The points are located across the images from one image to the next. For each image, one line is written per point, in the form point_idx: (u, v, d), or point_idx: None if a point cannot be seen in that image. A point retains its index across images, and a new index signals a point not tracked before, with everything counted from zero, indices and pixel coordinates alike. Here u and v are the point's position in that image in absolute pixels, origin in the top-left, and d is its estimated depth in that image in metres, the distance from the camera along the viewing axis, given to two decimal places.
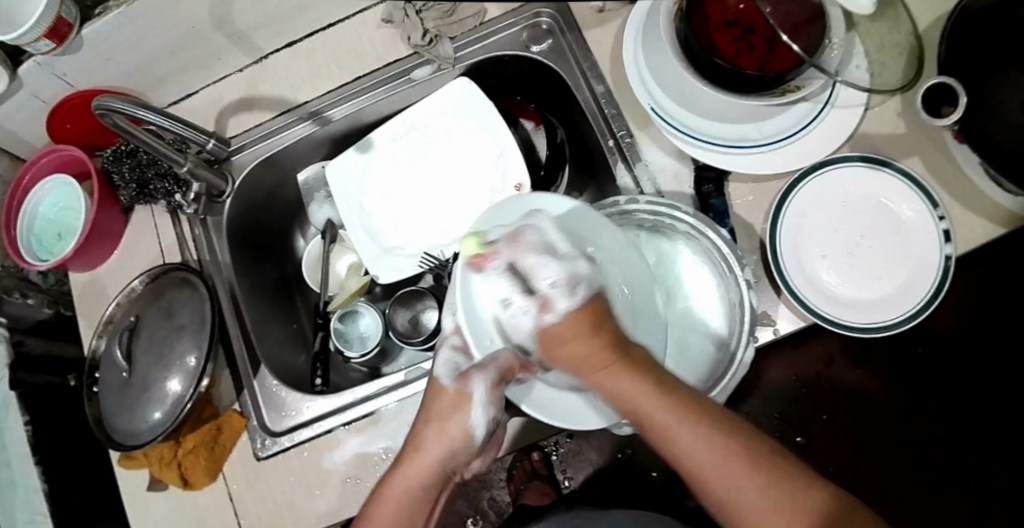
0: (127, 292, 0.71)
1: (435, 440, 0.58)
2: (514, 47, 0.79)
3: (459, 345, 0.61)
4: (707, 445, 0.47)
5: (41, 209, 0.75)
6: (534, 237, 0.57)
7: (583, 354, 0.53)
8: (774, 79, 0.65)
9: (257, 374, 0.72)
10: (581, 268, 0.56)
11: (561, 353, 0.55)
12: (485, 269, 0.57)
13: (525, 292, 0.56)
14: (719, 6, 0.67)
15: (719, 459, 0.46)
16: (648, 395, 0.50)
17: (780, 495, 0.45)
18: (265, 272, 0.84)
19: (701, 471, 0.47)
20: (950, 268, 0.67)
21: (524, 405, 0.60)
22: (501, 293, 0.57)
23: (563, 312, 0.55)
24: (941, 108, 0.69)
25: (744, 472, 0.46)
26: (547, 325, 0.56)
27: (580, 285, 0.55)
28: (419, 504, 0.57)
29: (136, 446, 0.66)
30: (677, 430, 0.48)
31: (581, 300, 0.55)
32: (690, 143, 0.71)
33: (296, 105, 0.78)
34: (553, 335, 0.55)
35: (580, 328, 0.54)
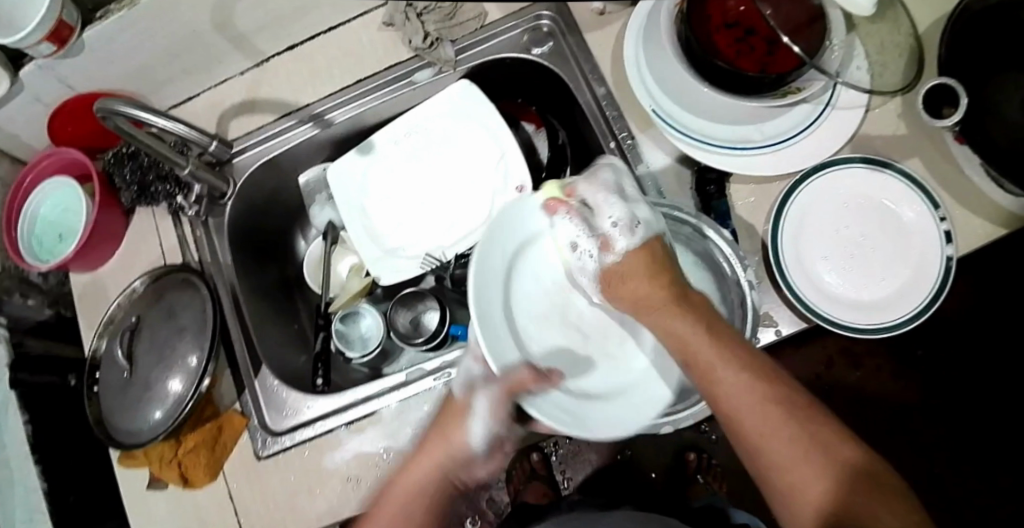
0: (128, 292, 0.71)
1: (437, 446, 0.60)
2: (514, 50, 0.79)
3: (478, 357, 0.62)
4: (750, 389, 0.50)
5: (42, 210, 0.75)
6: (605, 180, 0.60)
7: (644, 290, 0.58)
8: (774, 81, 0.65)
9: (257, 374, 0.72)
10: (640, 212, 0.59)
11: (624, 288, 0.59)
12: (556, 213, 0.62)
13: (589, 232, 0.61)
14: (720, 9, 0.67)
15: (753, 398, 0.50)
16: (696, 336, 0.54)
17: (804, 434, 0.48)
18: (267, 273, 0.84)
19: (735, 410, 0.51)
20: (951, 268, 0.67)
21: (533, 409, 0.56)
22: (570, 236, 0.62)
23: (624, 251, 0.59)
24: (941, 109, 0.69)
25: (780, 418, 0.49)
26: (609, 263, 0.60)
27: (640, 228, 0.59)
28: (417, 511, 0.58)
29: (136, 445, 0.66)
30: (722, 373, 0.52)
31: (641, 241, 0.58)
32: (690, 144, 0.71)
33: (297, 107, 0.79)
34: (615, 274, 0.60)
35: (641, 266, 0.58)
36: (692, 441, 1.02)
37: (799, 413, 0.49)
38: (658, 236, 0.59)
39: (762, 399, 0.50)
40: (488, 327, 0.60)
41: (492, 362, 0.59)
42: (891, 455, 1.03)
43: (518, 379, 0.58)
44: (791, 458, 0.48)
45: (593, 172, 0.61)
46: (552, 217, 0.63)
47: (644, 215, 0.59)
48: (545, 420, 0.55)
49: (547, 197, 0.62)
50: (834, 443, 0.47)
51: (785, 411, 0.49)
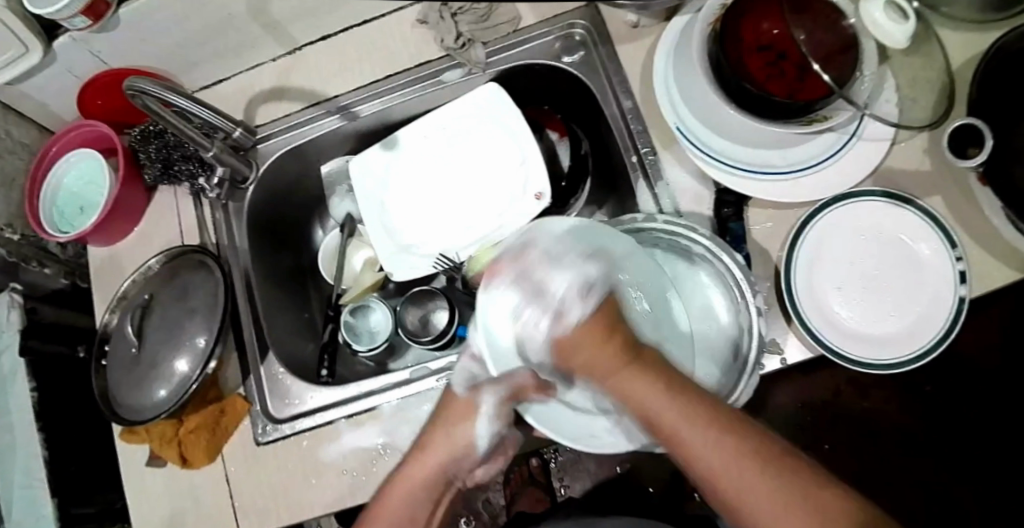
0: (143, 269, 0.72)
1: (442, 444, 0.60)
2: (546, 57, 0.79)
3: (476, 355, 0.63)
4: (721, 447, 0.46)
5: (66, 180, 0.75)
6: (541, 244, 0.59)
7: (602, 361, 0.52)
8: (802, 107, 0.66)
9: (263, 360, 0.73)
10: (591, 273, 0.58)
11: (576, 361, 0.55)
12: (494, 282, 0.60)
13: (537, 299, 0.58)
14: (755, 31, 0.68)
15: (730, 461, 0.45)
16: (660, 402, 0.49)
17: (787, 493, 0.44)
18: (281, 259, 0.85)
19: (716, 477, 0.46)
20: (961, 312, 0.66)
21: (529, 417, 0.60)
22: (511, 305, 0.59)
23: (581, 318, 0.55)
24: (967, 148, 0.68)
25: (757, 471, 0.45)
26: (561, 333, 0.56)
27: (593, 291, 0.57)
28: (420, 507, 0.60)
29: (138, 422, 0.66)
30: (687, 430, 0.47)
31: (596, 304, 0.56)
32: (710, 163, 0.71)
33: (324, 98, 0.79)
34: (568, 343, 0.55)
35: (594, 337, 0.54)
36: None
37: (782, 468, 0.45)
38: (611, 294, 0.57)
39: (739, 458, 0.45)
40: (490, 336, 0.60)
41: (492, 369, 0.61)
42: (888, 490, 1.03)
43: (521, 384, 0.60)
44: (778, 522, 0.43)
45: (523, 235, 0.60)
46: (491, 286, 0.60)
47: (595, 275, 0.57)
48: (541, 428, 0.60)
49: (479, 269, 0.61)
50: (818, 493, 0.44)
51: (764, 472, 0.45)
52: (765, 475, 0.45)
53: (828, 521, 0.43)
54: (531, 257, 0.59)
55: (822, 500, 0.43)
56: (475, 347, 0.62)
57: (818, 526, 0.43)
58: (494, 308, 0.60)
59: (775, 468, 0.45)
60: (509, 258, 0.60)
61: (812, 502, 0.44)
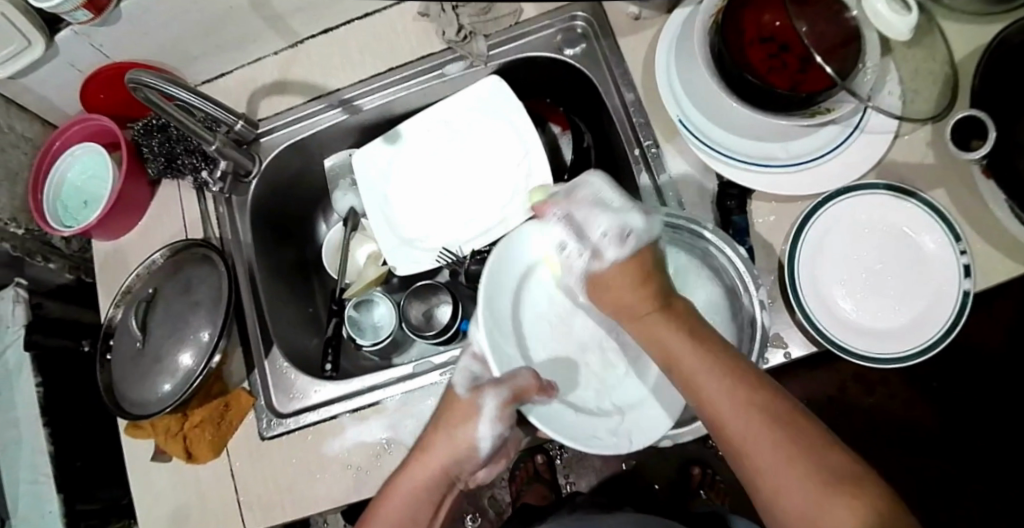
0: (147, 264, 0.72)
1: (443, 446, 0.60)
2: (547, 49, 0.79)
3: (478, 356, 0.64)
4: (732, 394, 0.49)
5: (69, 175, 0.75)
6: (589, 194, 0.61)
7: (633, 301, 0.57)
8: (804, 100, 0.66)
9: (268, 353, 0.73)
10: (632, 222, 0.59)
11: (612, 299, 0.59)
12: (545, 216, 0.64)
13: (579, 238, 0.61)
14: (756, 23, 0.68)
15: (733, 403, 0.48)
16: (678, 345, 0.54)
17: (788, 440, 0.45)
18: (285, 254, 0.85)
19: (722, 425, 0.48)
20: (965, 303, 0.66)
21: (533, 417, 0.58)
22: (558, 238, 0.64)
23: (614, 261, 0.58)
24: (971, 141, 0.69)
25: (764, 425, 0.46)
26: (596, 271, 0.60)
27: (631, 239, 0.58)
28: (421, 508, 0.59)
29: (143, 416, 0.66)
30: (702, 371, 0.51)
31: (630, 252, 0.58)
32: (713, 156, 0.71)
33: (325, 91, 0.79)
34: (603, 281, 0.59)
35: (626, 280, 0.57)
36: (696, 455, 1.04)
37: (792, 425, 0.46)
38: (651, 245, 0.58)
39: (746, 409, 0.47)
40: (494, 339, 0.62)
41: (495, 368, 0.61)
42: (891, 483, 1.03)
43: (523, 385, 0.58)
44: (778, 474, 0.44)
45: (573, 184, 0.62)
46: (541, 221, 0.65)
47: (636, 225, 0.58)
48: (544, 429, 0.57)
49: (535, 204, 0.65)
50: (824, 453, 0.44)
51: (766, 418, 0.47)
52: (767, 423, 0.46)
53: (829, 471, 0.43)
54: (578, 200, 0.62)
55: (825, 458, 0.44)
56: (477, 346, 0.65)
57: (818, 477, 0.43)
58: (546, 238, 0.66)
59: (782, 426, 0.46)
60: (562, 196, 0.63)
61: (814, 452, 0.44)
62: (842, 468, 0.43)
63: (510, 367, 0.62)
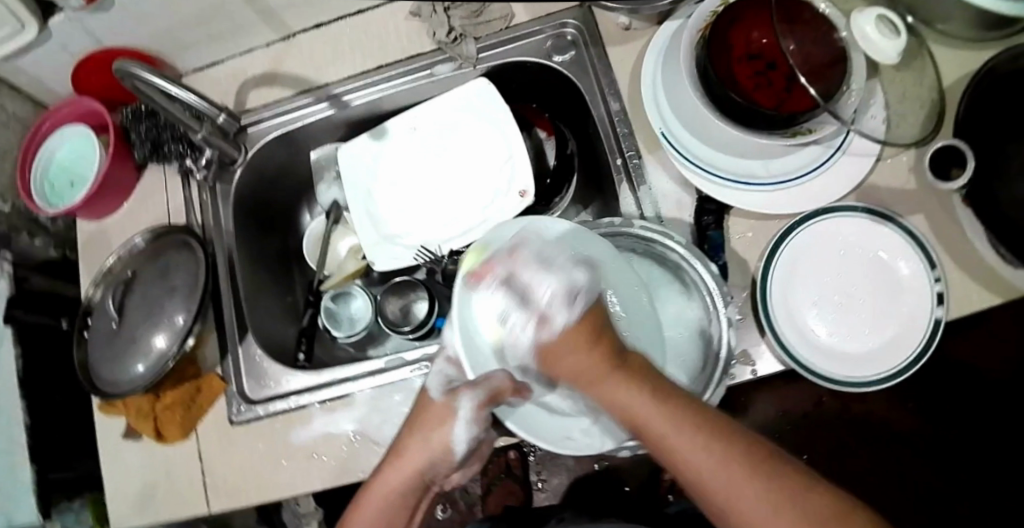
0: (128, 246, 0.73)
1: (417, 449, 0.60)
2: (536, 55, 0.79)
3: (453, 359, 0.62)
4: (710, 455, 0.47)
5: (59, 153, 0.76)
6: (530, 253, 0.59)
7: (585, 366, 0.54)
8: (786, 119, 0.66)
9: (242, 340, 0.74)
10: (578, 280, 0.57)
11: (562, 365, 0.56)
12: (483, 283, 0.60)
13: (523, 305, 0.58)
14: (744, 40, 0.69)
15: (715, 462, 0.46)
16: (645, 406, 0.51)
17: (775, 492, 0.44)
18: (268, 242, 0.86)
19: (706, 485, 0.46)
20: (935, 333, 0.66)
21: (509, 421, 0.60)
22: (499, 309, 0.59)
23: (564, 325, 0.56)
24: (950, 170, 0.69)
25: (746, 478, 0.45)
26: (545, 340, 0.57)
27: (580, 297, 0.57)
28: (398, 510, 0.60)
29: (115, 396, 0.67)
30: (674, 434, 0.48)
31: (581, 312, 0.56)
32: (693, 170, 0.71)
33: (314, 85, 0.80)
34: (552, 348, 0.57)
35: (579, 344, 0.55)
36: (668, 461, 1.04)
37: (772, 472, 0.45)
38: (598, 300, 0.58)
39: (726, 466, 0.46)
40: (467, 334, 0.60)
41: (469, 372, 0.60)
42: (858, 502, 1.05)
43: (499, 386, 0.58)
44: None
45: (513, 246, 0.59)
46: (477, 288, 0.60)
47: (581, 282, 0.57)
48: (520, 432, 0.59)
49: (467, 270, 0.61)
50: (807, 496, 0.44)
51: (749, 474, 0.45)
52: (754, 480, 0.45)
53: (816, 519, 0.43)
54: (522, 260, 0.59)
55: (810, 503, 0.44)
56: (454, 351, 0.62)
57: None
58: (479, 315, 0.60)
59: (764, 476, 0.45)
60: (501, 258, 0.60)
61: (800, 499, 0.44)
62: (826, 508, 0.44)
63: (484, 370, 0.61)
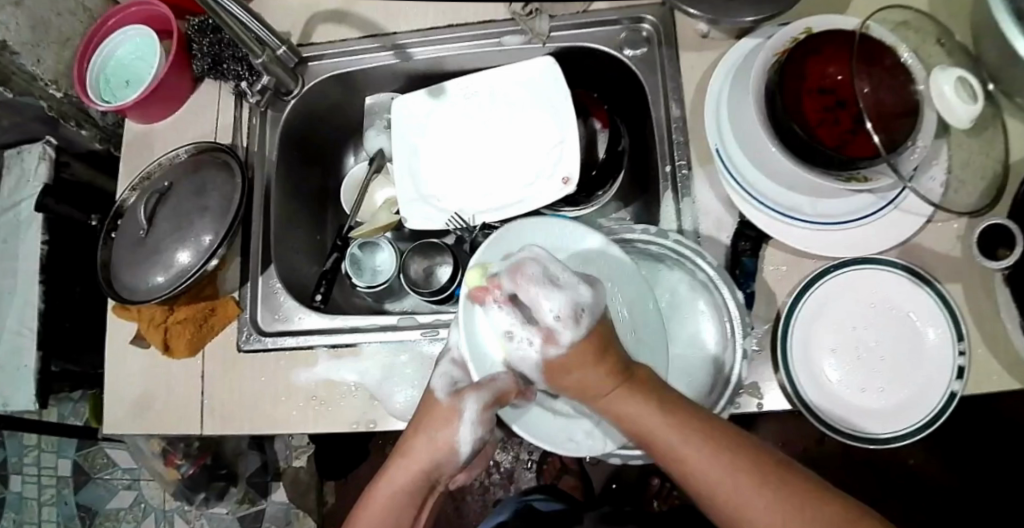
0: (170, 157, 0.74)
1: (422, 449, 0.57)
2: (607, 44, 0.79)
3: (458, 360, 0.61)
4: (722, 464, 0.46)
5: (118, 52, 0.76)
6: (534, 269, 0.54)
7: (593, 382, 0.52)
8: (843, 163, 0.63)
9: (264, 271, 0.75)
10: (583, 298, 0.53)
11: (568, 381, 0.54)
12: (486, 302, 0.57)
13: (526, 322, 0.55)
14: (818, 72, 0.66)
15: (729, 473, 0.46)
16: (653, 421, 0.49)
17: (784, 503, 0.44)
18: (308, 178, 0.87)
19: (716, 492, 0.46)
20: (950, 403, 0.65)
21: (514, 425, 0.59)
22: (504, 325, 0.56)
23: (571, 343, 0.53)
24: (996, 249, 0.66)
25: (757, 486, 0.45)
26: (550, 356, 0.54)
27: (585, 316, 0.53)
28: (405, 511, 0.57)
29: (131, 301, 0.68)
30: (686, 447, 0.48)
31: (587, 330, 0.53)
32: (740, 194, 0.71)
33: (383, 32, 0.80)
34: (559, 365, 0.54)
35: (585, 359, 0.52)
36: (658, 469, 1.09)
37: (782, 481, 0.45)
38: (603, 312, 0.55)
39: (738, 475, 0.45)
40: (473, 335, 0.59)
41: (475, 372, 0.59)
42: None
43: (505, 389, 0.56)
44: None
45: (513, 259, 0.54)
46: (481, 305, 0.57)
47: (587, 299, 0.53)
48: (524, 434, 0.59)
49: (469, 286, 0.57)
50: (817, 504, 0.44)
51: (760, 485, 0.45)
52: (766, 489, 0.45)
53: (825, 526, 0.43)
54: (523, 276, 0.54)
55: (820, 512, 0.43)
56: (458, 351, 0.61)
57: None
58: (491, 324, 0.57)
59: (773, 483, 0.45)
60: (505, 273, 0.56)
61: (812, 512, 0.43)
62: (835, 515, 0.43)
63: (490, 369, 0.59)
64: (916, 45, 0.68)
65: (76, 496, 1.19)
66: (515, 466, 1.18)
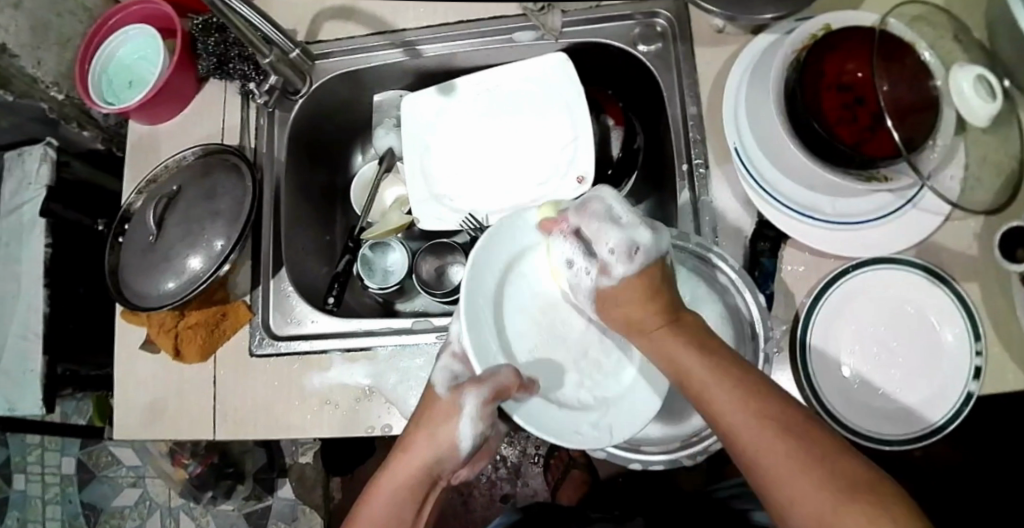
0: (177, 159, 0.73)
1: (422, 444, 0.57)
2: (621, 40, 0.78)
3: (459, 355, 0.61)
4: (744, 405, 0.46)
5: (120, 53, 0.74)
6: (600, 208, 0.57)
7: (640, 313, 0.54)
8: (864, 161, 0.62)
9: (275, 274, 0.74)
10: (642, 240, 0.55)
11: (615, 313, 0.57)
12: (553, 231, 0.61)
13: (586, 255, 0.58)
14: (837, 69, 0.65)
15: (752, 421, 0.45)
16: (691, 357, 0.50)
17: (805, 454, 0.43)
18: (317, 175, 0.85)
19: (731, 430, 0.46)
20: (965, 405, 0.66)
21: (516, 416, 0.56)
22: (566, 255, 0.59)
23: (621, 277, 0.55)
24: (1016, 250, 0.66)
25: (773, 432, 0.44)
26: (602, 288, 0.57)
27: (639, 255, 0.55)
28: (405, 508, 0.56)
29: (141, 307, 0.67)
30: (711, 384, 0.48)
31: (638, 270, 0.55)
32: (758, 194, 0.70)
33: (391, 29, 0.78)
34: (608, 297, 0.57)
35: (634, 295, 0.55)
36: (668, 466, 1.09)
37: (800, 433, 0.44)
38: (661, 256, 0.56)
39: (756, 418, 0.45)
40: (476, 324, 0.58)
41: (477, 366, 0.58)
42: None
43: (504, 384, 0.55)
44: (796, 481, 0.42)
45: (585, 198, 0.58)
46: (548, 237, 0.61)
47: (643, 241, 0.55)
48: (529, 427, 0.55)
49: (542, 216, 0.61)
50: (837, 460, 0.42)
51: (785, 437, 0.44)
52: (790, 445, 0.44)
53: (841, 479, 0.41)
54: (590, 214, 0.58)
55: (840, 466, 0.42)
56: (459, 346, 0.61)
57: (834, 484, 0.41)
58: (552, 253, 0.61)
59: (791, 433, 0.44)
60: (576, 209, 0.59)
61: (829, 463, 0.42)
62: (854, 473, 0.42)
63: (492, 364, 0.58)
64: (936, 40, 0.66)
65: (81, 493, 1.17)
66: (522, 460, 1.18)
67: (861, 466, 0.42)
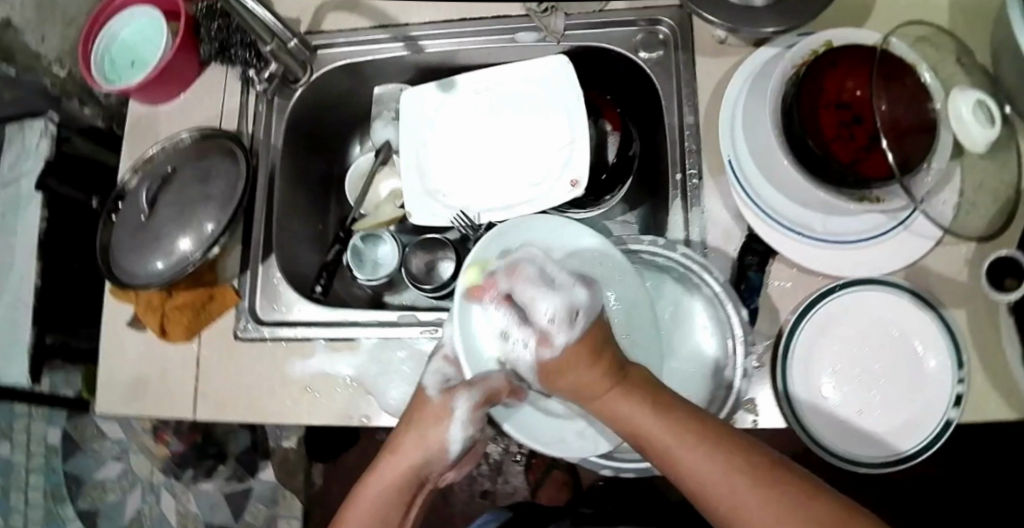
0: (173, 139, 0.73)
1: (411, 445, 0.58)
2: (623, 46, 0.78)
3: (451, 358, 0.61)
4: (713, 461, 0.45)
5: (123, 32, 0.74)
6: (531, 269, 0.56)
7: (586, 381, 0.51)
8: (858, 182, 0.61)
9: (265, 260, 0.75)
10: (578, 300, 0.54)
11: (563, 384, 0.53)
12: (486, 297, 0.58)
13: (522, 322, 0.56)
14: (836, 87, 0.64)
15: (723, 478, 0.44)
16: (646, 417, 0.48)
17: (781, 502, 0.43)
18: (314, 164, 0.86)
19: (705, 488, 0.45)
20: (943, 431, 0.65)
21: (505, 424, 0.60)
22: (500, 324, 0.58)
23: (562, 346, 0.52)
24: (1005, 280, 0.66)
25: (748, 485, 0.44)
26: (542, 358, 0.54)
27: (580, 316, 0.53)
28: (393, 507, 0.58)
29: (128, 285, 0.67)
30: (675, 444, 0.47)
31: (579, 333, 0.52)
32: (751, 208, 0.70)
33: (395, 22, 0.78)
34: (552, 369, 0.53)
35: (576, 363, 0.51)
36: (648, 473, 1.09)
37: (773, 480, 0.44)
38: (597, 315, 0.54)
39: (727, 473, 0.44)
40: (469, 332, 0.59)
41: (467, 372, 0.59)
42: None
43: (495, 387, 0.57)
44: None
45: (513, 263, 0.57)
46: (479, 305, 0.59)
47: (581, 300, 0.54)
48: (517, 435, 0.60)
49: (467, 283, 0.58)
50: (812, 503, 0.42)
51: (760, 488, 0.44)
52: (763, 490, 0.44)
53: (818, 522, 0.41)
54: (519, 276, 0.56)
55: (816, 509, 0.42)
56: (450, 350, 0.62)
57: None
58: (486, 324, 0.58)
59: (765, 482, 0.44)
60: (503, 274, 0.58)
61: (805, 509, 0.42)
62: (831, 512, 0.42)
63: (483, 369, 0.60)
64: (937, 63, 0.66)
65: None
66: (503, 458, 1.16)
67: (834, 503, 0.43)
